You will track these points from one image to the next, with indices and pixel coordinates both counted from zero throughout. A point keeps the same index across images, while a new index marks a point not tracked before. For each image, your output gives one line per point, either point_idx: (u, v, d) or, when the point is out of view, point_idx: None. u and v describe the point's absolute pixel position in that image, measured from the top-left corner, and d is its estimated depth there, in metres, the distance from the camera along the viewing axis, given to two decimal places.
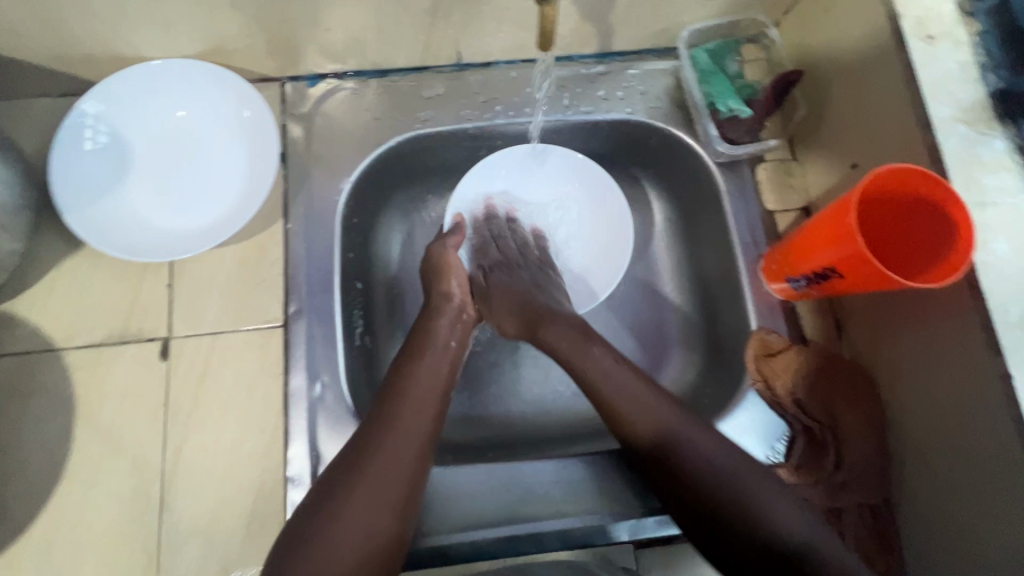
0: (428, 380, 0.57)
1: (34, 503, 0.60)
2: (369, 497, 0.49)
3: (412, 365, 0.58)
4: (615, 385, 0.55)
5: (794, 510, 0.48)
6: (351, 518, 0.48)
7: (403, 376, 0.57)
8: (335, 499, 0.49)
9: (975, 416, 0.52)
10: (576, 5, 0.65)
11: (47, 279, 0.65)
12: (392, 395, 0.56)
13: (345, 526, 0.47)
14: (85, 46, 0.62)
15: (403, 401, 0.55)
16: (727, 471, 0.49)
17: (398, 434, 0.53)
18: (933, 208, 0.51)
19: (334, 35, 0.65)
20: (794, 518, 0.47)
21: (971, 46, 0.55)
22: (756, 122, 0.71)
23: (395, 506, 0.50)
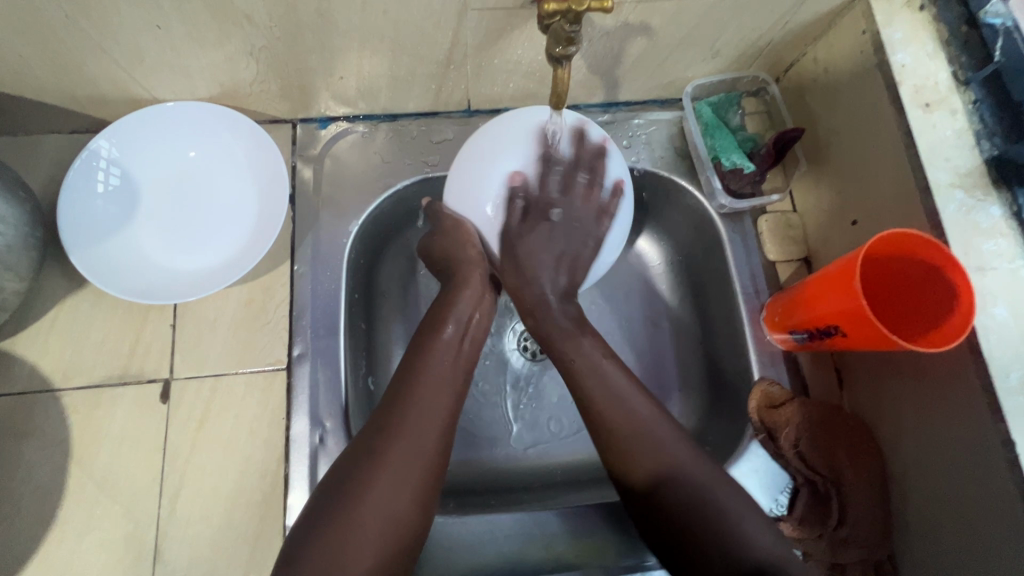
0: (427, 411, 0.54)
1: (23, 551, 0.59)
2: (383, 503, 0.48)
3: (408, 400, 0.54)
4: (620, 406, 0.57)
5: (763, 529, 0.51)
6: (359, 554, 0.46)
7: (400, 407, 0.54)
8: (356, 480, 0.49)
9: (979, 478, 0.53)
10: (585, 61, 0.67)
11: (47, 319, 0.65)
12: (386, 429, 0.52)
13: (354, 557, 0.46)
14: (101, 89, 0.63)
15: (399, 434, 0.51)
16: (695, 490, 0.52)
17: (418, 408, 0.54)
18: (933, 271, 0.53)
19: (347, 82, 0.66)
20: (763, 537, 0.50)
21: (966, 114, 0.58)
22: (759, 175, 0.73)
23: (412, 505, 0.50)
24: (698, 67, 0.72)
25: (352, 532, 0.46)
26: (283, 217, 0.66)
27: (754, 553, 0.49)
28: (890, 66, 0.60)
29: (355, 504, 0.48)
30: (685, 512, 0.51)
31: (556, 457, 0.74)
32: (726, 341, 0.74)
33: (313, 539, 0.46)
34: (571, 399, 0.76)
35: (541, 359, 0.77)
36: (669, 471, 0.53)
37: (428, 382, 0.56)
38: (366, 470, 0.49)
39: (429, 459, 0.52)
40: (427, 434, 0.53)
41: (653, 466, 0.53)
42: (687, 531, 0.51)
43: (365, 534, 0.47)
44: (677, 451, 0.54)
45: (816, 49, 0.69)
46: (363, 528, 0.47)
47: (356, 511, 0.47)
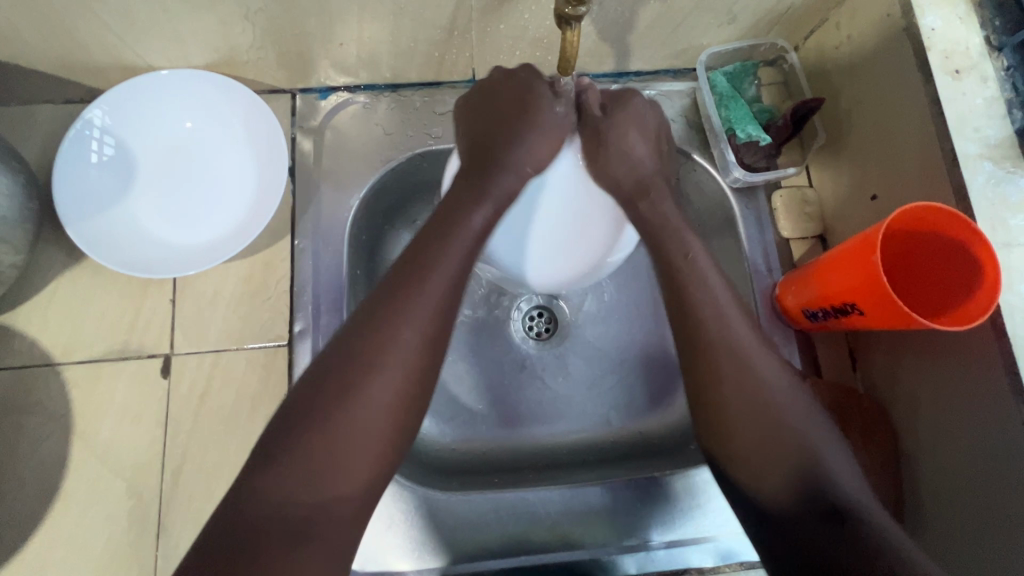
0: (428, 300, 0.49)
1: (28, 523, 0.59)
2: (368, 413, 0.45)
3: (406, 300, 0.48)
4: (713, 307, 0.52)
5: (850, 467, 0.48)
6: (351, 459, 0.45)
7: (399, 301, 0.49)
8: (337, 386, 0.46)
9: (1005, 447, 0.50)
10: (594, 26, 0.63)
11: (45, 294, 0.64)
12: (374, 325, 0.48)
13: (339, 462, 0.44)
14: (94, 55, 0.61)
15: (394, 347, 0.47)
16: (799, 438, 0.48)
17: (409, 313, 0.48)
18: (958, 247, 0.50)
19: (347, 49, 0.63)
20: (849, 476, 0.47)
21: (998, 82, 0.54)
22: (774, 148, 0.70)
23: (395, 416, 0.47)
24: (713, 33, 0.69)
25: (340, 445, 0.44)
26: (282, 193, 0.64)
27: (842, 491, 0.46)
28: (920, 28, 0.56)
29: (333, 420, 0.44)
30: (762, 449, 0.49)
31: (561, 436, 0.73)
32: None
33: (296, 438, 0.44)
34: (576, 379, 0.75)
35: (546, 339, 0.76)
36: (735, 397, 0.50)
37: (428, 287, 0.49)
38: (360, 369, 0.46)
39: (417, 360, 0.48)
40: (413, 337, 0.48)
41: (725, 401, 0.50)
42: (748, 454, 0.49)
43: (360, 440, 0.45)
44: (755, 371, 0.50)
45: (839, 14, 0.66)
46: (353, 432, 0.45)
47: (347, 411, 0.45)
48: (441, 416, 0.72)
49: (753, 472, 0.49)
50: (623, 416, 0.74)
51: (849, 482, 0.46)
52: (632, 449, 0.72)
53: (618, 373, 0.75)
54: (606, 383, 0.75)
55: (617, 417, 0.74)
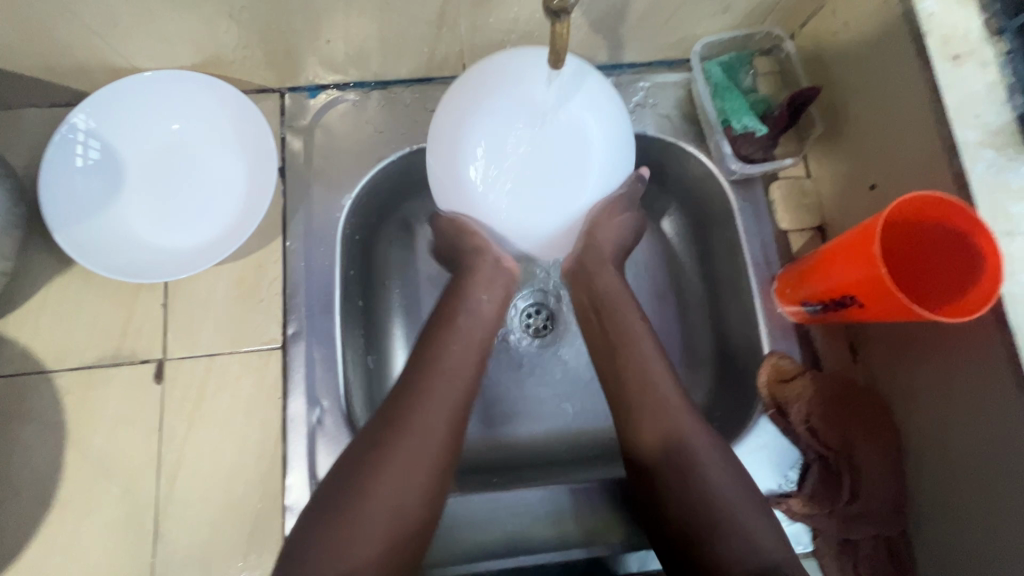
0: (438, 407, 0.52)
1: (24, 532, 0.59)
2: (392, 496, 0.47)
3: (418, 400, 0.51)
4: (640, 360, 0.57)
5: (767, 530, 0.48)
6: (364, 541, 0.45)
7: (406, 401, 0.52)
8: (363, 474, 0.48)
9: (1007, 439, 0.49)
10: (586, 17, 0.62)
11: (35, 300, 0.63)
12: (387, 423, 0.50)
13: (362, 544, 0.45)
14: (77, 57, 0.60)
15: (412, 431, 0.50)
16: (724, 503, 0.48)
17: (429, 401, 0.52)
18: (960, 237, 0.49)
19: (334, 46, 0.62)
20: (766, 538, 0.47)
21: (998, 67, 0.53)
22: (773, 139, 0.69)
23: (420, 499, 0.48)
24: (707, 23, 0.67)
25: (355, 525, 0.45)
26: (271, 192, 0.64)
27: (760, 553, 0.46)
28: (917, 13, 0.55)
29: (355, 501, 0.46)
30: (688, 511, 0.49)
31: (559, 435, 0.72)
32: (735, 314, 0.71)
33: (317, 534, 0.45)
34: (575, 377, 0.74)
35: (543, 337, 0.75)
36: (667, 457, 0.52)
37: (430, 391, 0.52)
38: (372, 464, 0.48)
39: (436, 448, 0.50)
40: (418, 435, 0.50)
41: (666, 462, 0.52)
42: (694, 510, 0.49)
43: (374, 525, 0.46)
44: (682, 441, 0.52)
45: (835, 2, 0.65)
46: (366, 518, 0.46)
47: (363, 505, 0.46)
48: None
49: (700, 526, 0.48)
50: None
51: (764, 543, 0.47)
52: None
53: None
54: None
55: None
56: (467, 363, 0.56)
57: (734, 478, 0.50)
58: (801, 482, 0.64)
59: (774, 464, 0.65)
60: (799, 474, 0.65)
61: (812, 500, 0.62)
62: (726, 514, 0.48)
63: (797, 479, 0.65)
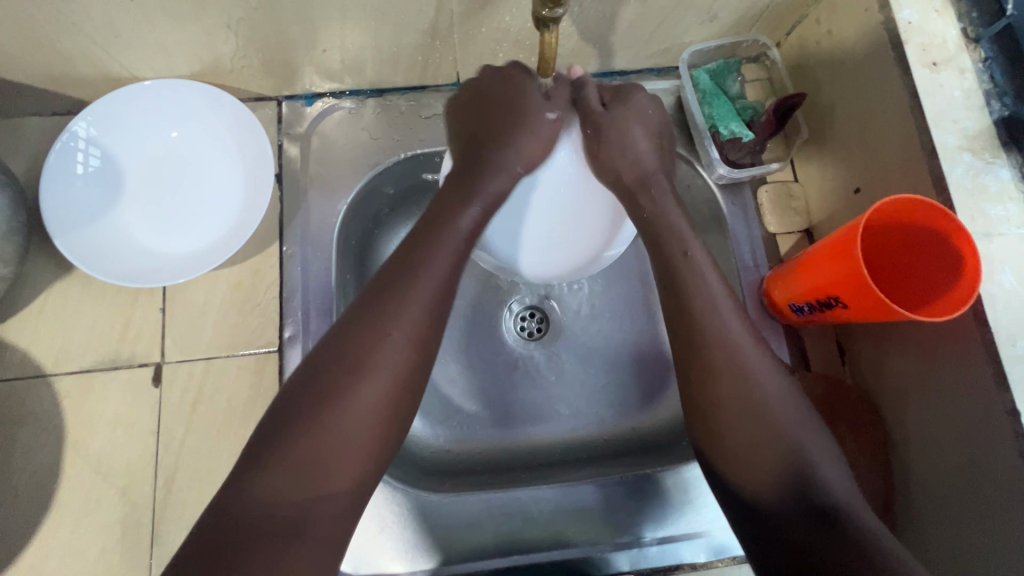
0: (412, 310, 0.48)
1: (23, 534, 0.59)
2: (364, 412, 0.46)
3: (395, 307, 0.48)
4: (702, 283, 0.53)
5: (840, 474, 0.47)
6: (340, 459, 0.44)
7: (384, 307, 0.48)
8: (332, 387, 0.46)
9: (987, 435, 0.51)
10: (576, 27, 0.64)
11: (35, 306, 0.64)
12: (359, 326, 0.47)
13: (335, 466, 0.44)
14: (79, 67, 0.61)
15: (382, 345, 0.47)
16: (792, 439, 0.48)
17: (403, 305, 0.48)
18: (939, 240, 0.51)
19: (330, 56, 0.64)
20: (839, 481, 0.47)
21: (976, 73, 0.55)
22: (757, 144, 0.70)
23: (381, 404, 0.46)
24: (695, 31, 0.69)
25: (330, 442, 0.44)
26: (268, 198, 0.65)
27: (831, 490, 0.46)
28: (896, 21, 0.57)
29: (319, 421, 0.44)
30: (759, 448, 0.48)
31: (553, 435, 0.73)
32: None
33: (290, 441, 0.44)
34: (568, 378, 0.75)
35: (537, 339, 0.76)
36: (727, 391, 0.50)
37: (409, 298, 0.49)
38: (348, 375, 0.46)
39: (405, 360, 0.48)
40: (391, 354, 0.47)
41: (732, 395, 0.49)
42: (773, 445, 0.48)
43: (347, 443, 0.45)
44: (745, 376, 0.50)
45: (819, 10, 0.66)
46: (340, 431, 0.44)
47: (329, 427, 0.44)
48: (433, 418, 0.72)
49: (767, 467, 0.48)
50: (615, 414, 0.74)
51: (838, 485, 0.46)
52: (626, 446, 0.73)
53: (609, 372, 0.76)
54: (597, 382, 0.75)
55: (609, 416, 0.74)
56: (445, 262, 0.52)
57: (822, 446, 0.48)
58: None
59: None
60: None
61: None
62: (801, 459, 0.47)
63: None
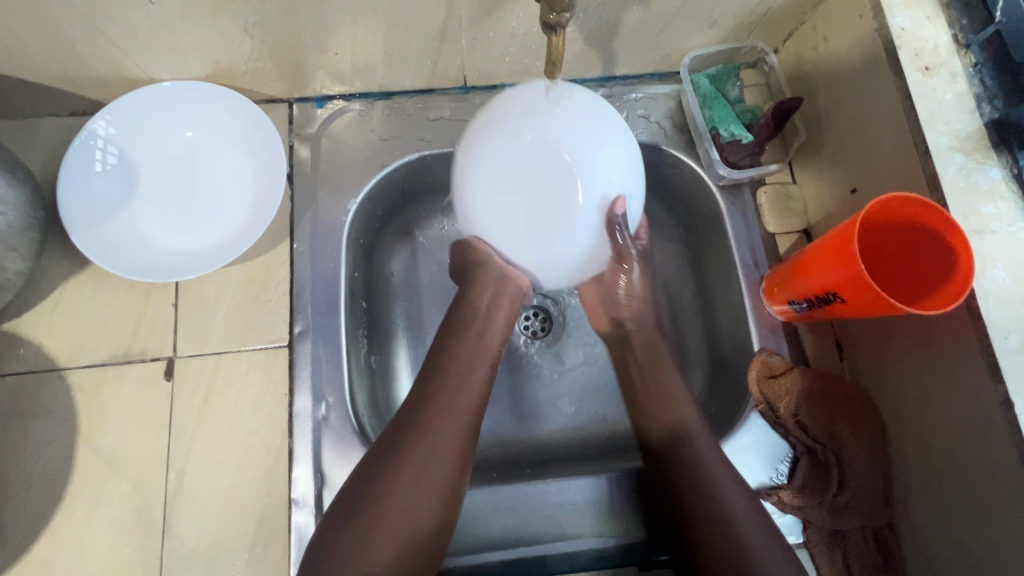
0: (450, 417, 0.55)
1: (34, 526, 0.60)
2: (407, 500, 0.51)
3: (429, 411, 0.55)
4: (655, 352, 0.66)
5: (738, 493, 0.55)
6: (385, 544, 0.49)
7: (423, 409, 0.55)
8: (382, 477, 0.52)
9: (983, 427, 0.52)
10: (580, 32, 0.66)
11: (48, 301, 0.65)
12: (407, 428, 0.54)
13: (377, 550, 0.49)
14: (97, 68, 0.63)
15: (427, 437, 0.53)
16: (698, 449, 0.58)
17: (442, 412, 0.55)
18: (933, 235, 0.52)
19: (342, 59, 0.66)
20: (734, 498, 0.55)
21: (966, 77, 0.57)
22: (757, 146, 0.72)
23: (435, 500, 0.52)
24: (695, 38, 0.71)
25: (377, 528, 0.49)
26: (279, 197, 0.66)
27: (720, 504, 0.54)
28: (890, 28, 0.59)
29: (373, 506, 0.50)
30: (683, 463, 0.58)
31: (557, 432, 0.74)
32: (726, 313, 0.74)
33: (343, 529, 0.50)
34: (571, 376, 0.76)
35: (541, 338, 0.77)
36: (662, 411, 0.62)
37: (443, 406, 0.56)
38: (394, 468, 0.52)
39: (450, 462, 0.53)
40: (431, 452, 0.53)
41: (658, 414, 0.62)
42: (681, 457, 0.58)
43: (392, 528, 0.50)
44: (679, 400, 0.62)
45: (815, 17, 0.69)
46: (386, 522, 0.50)
47: (380, 509, 0.50)
48: None
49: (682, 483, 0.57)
50: (618, 412, 0.75)
51: (730, 499, 0.55)
52: (629, 442, 0.74)
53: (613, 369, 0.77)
54: (600, 380, 0.76)
55: (611, 413, 0.75)
56: (467, 392, 0.58)
57: (728, 474, 0.56)
58: (791, 475, 0.66)
59: (766, 457, 0.67)
60: (788, 467, 0.67)
61: (802, 493, 0.64)
62: (701, 463, 0.57)
63: (787, 473, 0.66)
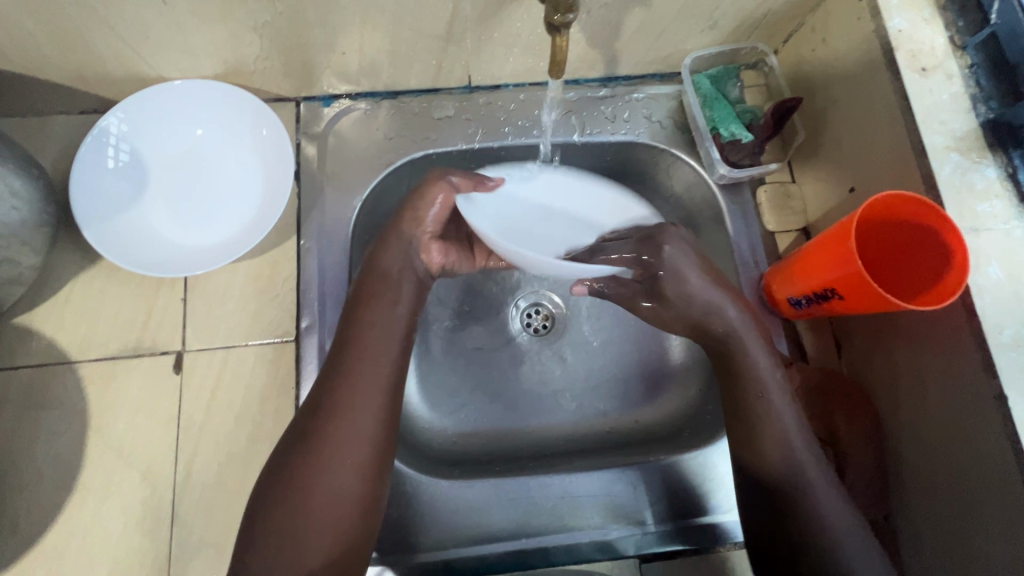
0: (364, 391, 0.54)
1: (45, 516, 0.61)
2: (331, 482, 0.51)
3: (342, 396, 0.53)
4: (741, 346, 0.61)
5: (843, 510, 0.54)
6: (313, 529, 0.49)
7: (332, 392, 0.54)
8: (305, 460, 0.51)
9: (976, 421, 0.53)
10: (583, 33, 0.67)
11: (60, 295, 0.66)
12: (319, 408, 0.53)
13: (308, 535, 0.49)
14: (109, 67, 0.64)
15: (338, 415, 0.53)
16: (795, 465, 0.56)
17: (357, 389, 0.54)
18: (928, 232, 0.53)
19: (348, 58, 0.67)
20: (839, 516, 0.54)
21: (962, 78, 0.58)
22: (757, 146, 0.74)
23: (358, 479, 0.52)
24: (696, 39, 0.72)
25: (303, 515, 0.49)
26: (288, 193, 0.67)
27: (828, 526, 0.53)
28: (887, 30, 0.60)
29: (296, 493, 0.50)
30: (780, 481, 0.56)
31: (558, 427, 0.75)
32: None
33: (269, 520, 0.49)
34: (573, 372, 0.78)
35: (543, 334, 0.79)
36: (758, 419, 0.58)
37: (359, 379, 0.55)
38: (312, 456, 0.51)
39: (368, 435, 0.53)
40: (350, 430, 0.53)
41: (760, 423, 0.58)
42: (779, 475, 0.56)
43: (315, 515, 0.50)
44: (775, 404, 0.59)
45: (814, 19, 0.70)
46: (317, 505, 0.50)
47: (307, 493, 0.50)
48: (443, 409, 0.74)
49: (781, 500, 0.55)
50: (618, 408, 0.76)
51: (835, 516, 0.54)
52: (630, 437, 0.75)
53: (614, 366, 0.78)
54: (601, 376, 0.78)
55: (612, 408, 0.76)
56: (386, 359, 0.57)
57: (831, 492, 0.55)
58: None
59: None
60: None
61: None
62: (801, 483, 0.55)
63: None
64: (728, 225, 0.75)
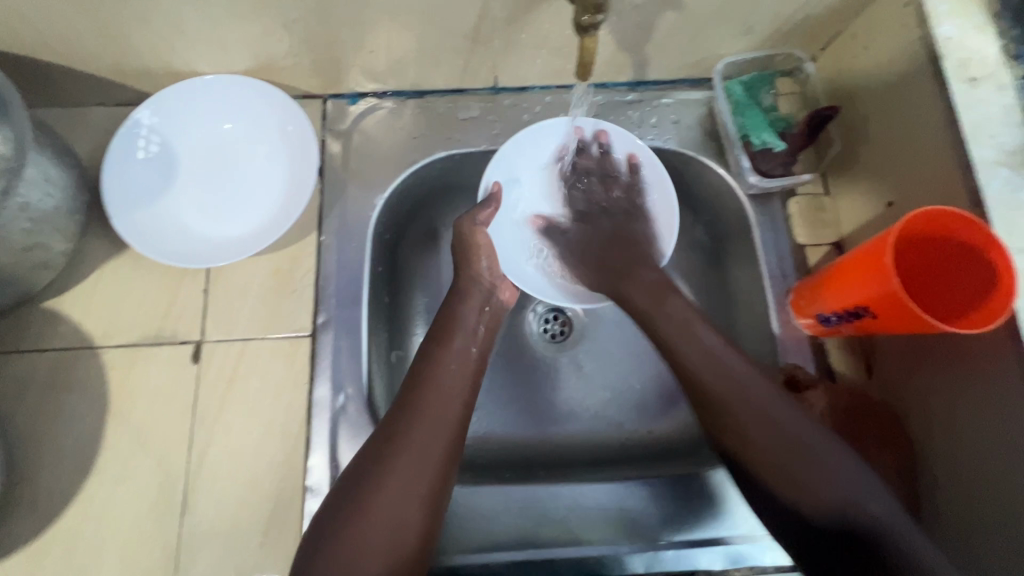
0: (433, 424, 0.54)
1: (63, 496, 0.62)
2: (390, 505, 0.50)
3: (409, 425, 0.53)
4: (724, 367, 0.56)
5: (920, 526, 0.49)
6: (370, 556, 0.48)
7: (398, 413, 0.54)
8: (366, 485, 0.51)
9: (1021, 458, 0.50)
10: (613, 36, 0.66)
11: (87, 281, 0.68)
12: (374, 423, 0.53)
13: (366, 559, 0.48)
14: (145, 60, 0.65)
15: (405, 446, 0.52)
16: (851, 487, 0.50)
17: (424, 420, 0.54)
18: (973, 252, 0.50)
19: (376, 57, 0.67)
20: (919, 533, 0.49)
21: (1015, 90, 0.55)
22: (789, 155, 0.71)
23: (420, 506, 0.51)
24: (730, 43, 0.70)
25: (359, 543, 0.48)
26: (308, 193, 0.68)
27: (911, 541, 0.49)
28: (936, 37, 0.57)
29: (358, 521, 0.49)
30: (837, 503, 0.50)
31: (573, 437, 0.74)
32: (751, 325, 0.73)
33: (331, 548, 0.48)
34: (590, 381, 0.76)
35: (560, 341, 0.77)
36: (772, 446, 0.53)
37: (424, 411, 0.54)
38: (371, 484, 0.51)
39: (433, 465, 0.52)
40: (410, 461, 0.52)
41: (781, 452, 0.52)
42: (836, 501, 0.50)
43: (373, 543, 0.49)
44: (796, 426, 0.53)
45: (856, 25, 0.67)
46: (372, 530, 0.49)
47: (364, 520, 0.49)
48: None
49: (861, 526, 0.50)
50: (634, 420, 0.74)
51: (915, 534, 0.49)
52: (645, 451, 0.73)
53: (632, 377, 0.76)
54: (618, 387, 0.76)
55: (630, 421, 0.74)
56: (447, 386, 0.57)
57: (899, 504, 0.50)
58: None
59: None
60: None
61: None
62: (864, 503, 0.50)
63: None
64: (756, 236, 0.73)
